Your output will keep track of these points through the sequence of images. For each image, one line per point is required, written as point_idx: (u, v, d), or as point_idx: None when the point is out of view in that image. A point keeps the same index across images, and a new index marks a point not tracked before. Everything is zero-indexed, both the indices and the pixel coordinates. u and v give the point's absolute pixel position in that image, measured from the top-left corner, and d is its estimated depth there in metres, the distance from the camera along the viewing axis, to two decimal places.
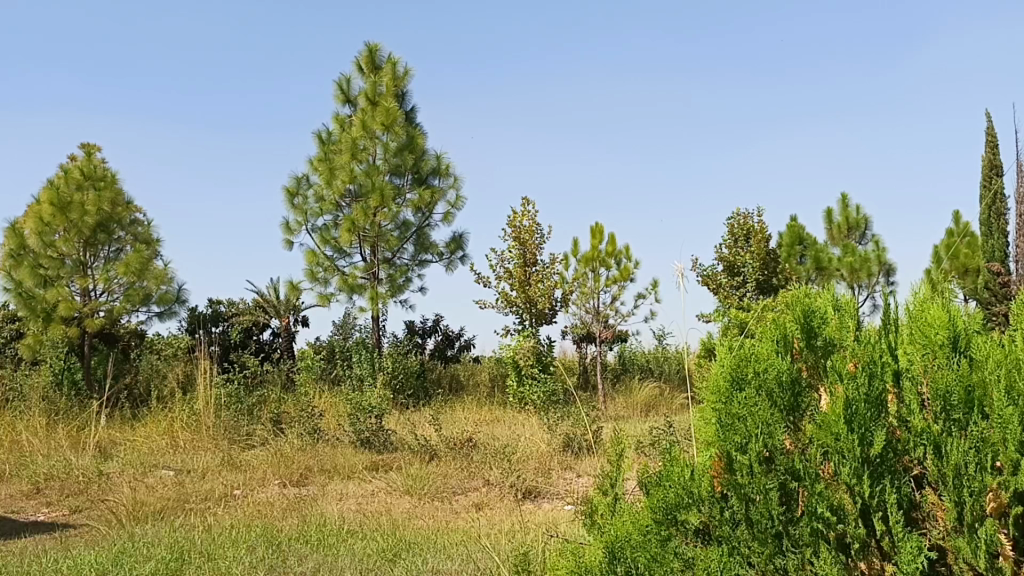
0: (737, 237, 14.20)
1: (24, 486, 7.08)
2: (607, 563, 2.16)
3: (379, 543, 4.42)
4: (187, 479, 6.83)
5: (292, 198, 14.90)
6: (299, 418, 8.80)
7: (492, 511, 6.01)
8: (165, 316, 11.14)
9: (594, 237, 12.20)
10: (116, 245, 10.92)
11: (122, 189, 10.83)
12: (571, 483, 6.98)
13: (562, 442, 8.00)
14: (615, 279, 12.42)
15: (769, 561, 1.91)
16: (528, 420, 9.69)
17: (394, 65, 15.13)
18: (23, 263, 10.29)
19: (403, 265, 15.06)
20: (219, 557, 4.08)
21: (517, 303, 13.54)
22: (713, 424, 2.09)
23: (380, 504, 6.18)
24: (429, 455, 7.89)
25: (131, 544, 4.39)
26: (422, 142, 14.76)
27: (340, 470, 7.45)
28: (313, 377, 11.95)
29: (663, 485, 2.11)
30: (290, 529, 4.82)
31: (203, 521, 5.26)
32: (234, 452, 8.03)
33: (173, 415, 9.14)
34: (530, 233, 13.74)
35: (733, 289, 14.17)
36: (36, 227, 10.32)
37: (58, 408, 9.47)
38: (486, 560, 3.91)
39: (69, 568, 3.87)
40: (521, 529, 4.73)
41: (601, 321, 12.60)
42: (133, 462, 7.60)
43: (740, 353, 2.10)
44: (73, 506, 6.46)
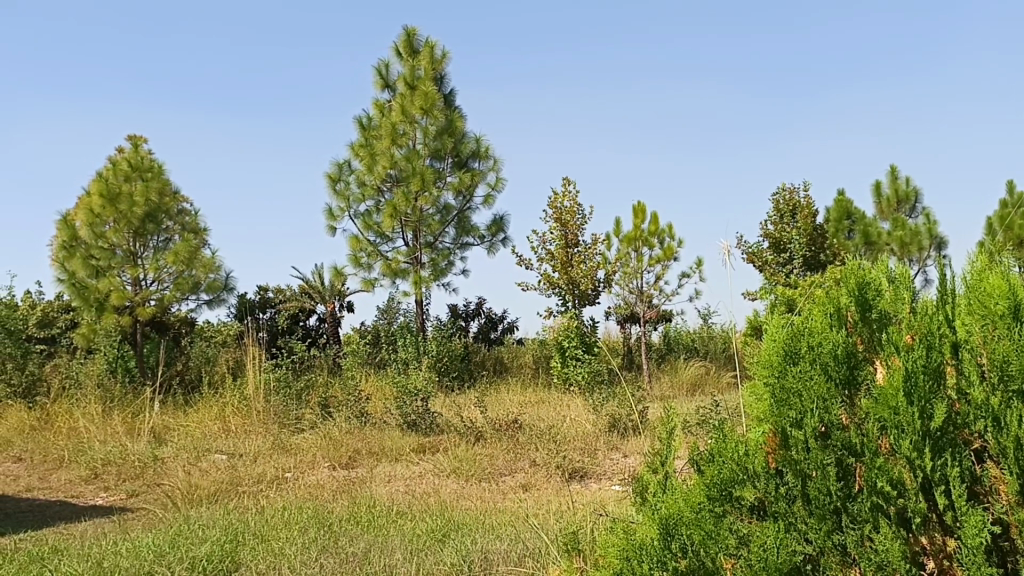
0: (783, 212, 14.15)
1: (83, 471, 7.29)
2: (660, 540, 2.12)
3: (429, 523, 4.48)
4: (239, 463, 6.96)
5: (335, 184, 15.02)
6: (345, 402, 8.93)
7: (540, 491, 6.04)
8: (214, 304, 11.32)
9: (636, 216, 12.10)
10: (164, 236, 11.10)
11: (169, 180, 11.02)
12: (617, 464, 6.97)
13: (608, 423, 7.99)
14: (659, 258, 12.32)
15: (828, 537, 1.89)
16: (574, 401, 9.70)
17: (432, 48, 15.15)
18: (75, 254, 10.48)
19: (445, 249, 15.09)
20: (272, 538, 4.16)
21: (560, 285, 13.53)
22: (765, 399, 2.08)
23: (428, 486, 6.24)
24: (475, 437, 7.92)
25: (187, 526, 4.49)
26: (462, 125, 14.78)
27: (388, 453, 7.53)
28: (359, 362, 12.08)
29: (715, 460, 2.10)
30: (341, 510, 4.89)
31: (256, 503, 5.36)
32: (284, 436, 8.16)
33: (225, 400, 9.32)
34: (570, 214, 13.68)
35: (780, 266, 14.18)
36: (86, 219, 10.53)
37: (113, 395, 9.69)
38: (534, 540, 3.94)
39: (128, 550, 3.97)
40: (570, 509, 4.72)
41: (645, 301, 12.51)
42: (187, 447, 7.75)
43: (792, 329, 2.07)
44: (130, 490, 6.63)
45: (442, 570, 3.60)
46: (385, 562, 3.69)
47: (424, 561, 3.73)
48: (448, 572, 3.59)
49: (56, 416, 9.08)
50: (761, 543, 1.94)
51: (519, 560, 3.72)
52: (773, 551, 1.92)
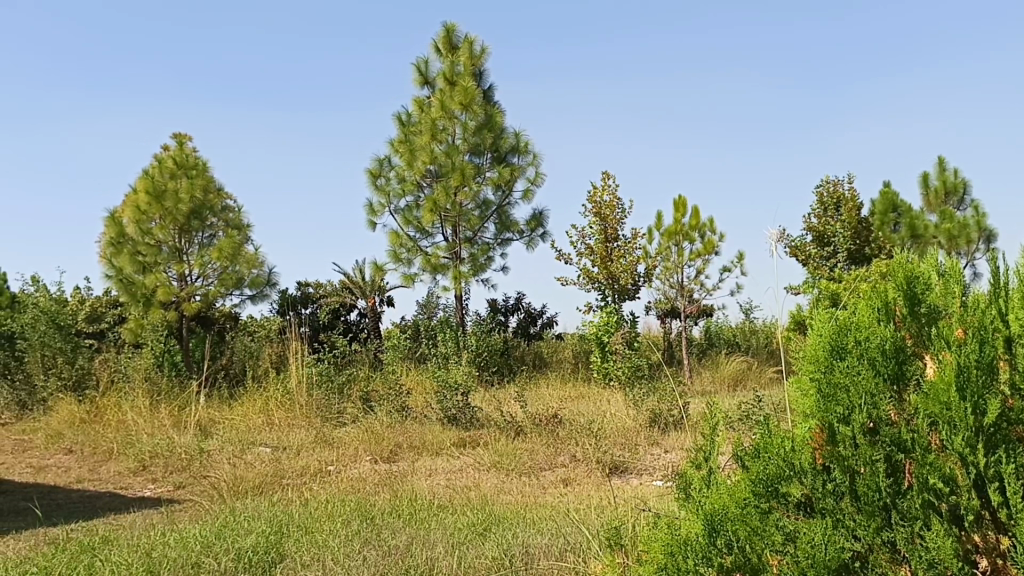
0: (827, 205, 14.01)
1: (131, 463, 7.46)
2: (706, 537, 2.11)
3: (470, 517, 4.50)
4: (283, 456, 7.06)
5: (375, 180, 15.12)
6: (387, 396, 9.01)
7: (580, 486, 6.02)
8: (257, 299, 11.47)
9: (677, 210, 12.01)
10: (209, 232, 11.28)
11: (213, 177, 11.19)
12: (658, 459, 6.94)
13: (649, 418, 7.95)
14: (700, 252, 12.21)
15: (876, 534, 1.87)
16: (614, 396, 9.68)
17: (471, 44, 15.17)
18: (123, 250, 10.70)
19: (485, 244, 15.10)
20: (316, 531, 4.22)
21: (599, 279, 13.47)
22: (811, 394, 2.06)
23: (469, 480, 6.27)
24: (515, 431, 7.93)
25: (233, 518, 4.57)
26: (501, 120, 14.76)
27: (429, 447, 7.58)
28: (399, 357, 12.16)
29: (761, 456, 2.09)
30: (383, 503, 4.94)
31: (300, 496, 5.43)
32: (326, 430, 8.25)
33: (268, 394, 9.46)
34: (610, 208, 13.61)
35: (823, 260, 13.92)
36: (133, 215, 10.72)
37: (160, 388, 9.87)
38: (576, 535, 3.94)
39: (176, 541, 4.04)
40: (611, 504, 4.71)
41: (686, 296, 12.42)
42: (232, 440, 7.88)
43: (839, 323, 2.05)
44: (177, 482, 6.76)
45: (485, 565, 3.61)
46: (427, 555, 3.72)
47: (465, 554, 3.74)
48: (491, 566, 3.60)
49: (106, 409, 9.28)
50: (809, 540, 1.91)
51: (561, 554, 3.73)
52: (820, 548, 1.89)
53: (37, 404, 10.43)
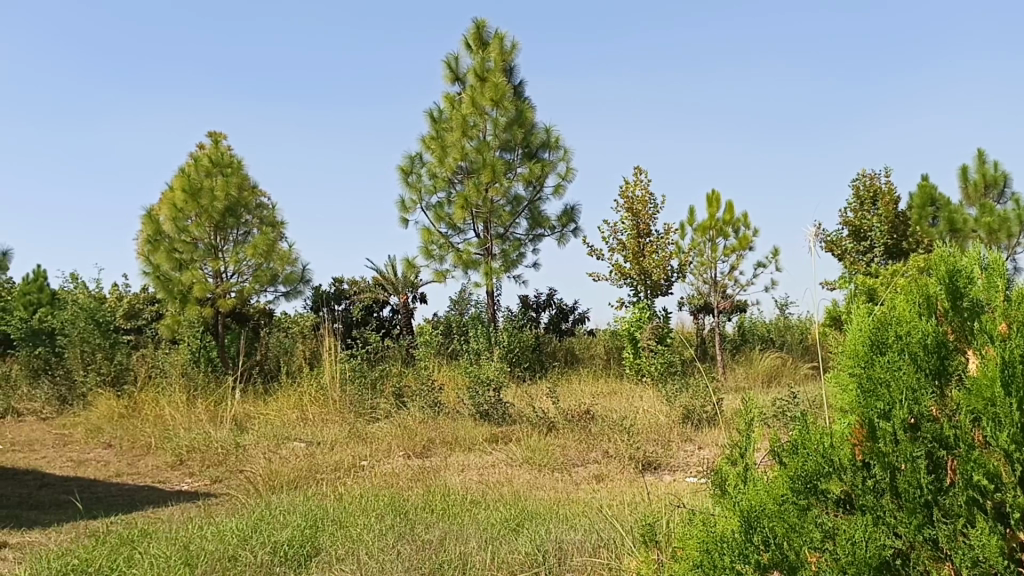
0: (863, 199, 13.83)
1: (169, 457, 7.57)
2: (743, 533, 2.10)
3: (503, 512, 4.51)
4: (317, 451, 7.12)
5: (407, 176, 15.18)
6: (419, 392, 9.06)
7: (613, 482, 6.01)
8: (291, 296, 11.56)
9: (711, 205, 11.91)
10: (244, 229, 11.39)
11: (248, 174, 11.31)
12: (691, 456, 6.90)
13: (682, 414, 7.90)
14: (734, 248, 12.10)
15: (917, 532, 1.85)
16: (647, 392, 9.63)
17: (501, 39, 15.17)
18: (160, 247, 10.85)
19: (516, 240, 15.10)
20: (350, 525, 4.25)
21: (631, 275, 13.41)
22: (850, 389, 2.03)
23: (501, 475, 6.28)
24: (548, 427, 7.93)
25: (269, 512, 4.62)
26: (532, 116, 14.74)
27: (461, 442, 7.60)
28: (432, 353, 12.21)
29: (799, 452, 2.07)
30: (417, 498, 4.97)
31: (335, 490, 5.48)
32: (360, 425, 8.31)
33: (303, 389, 9.55)
34: (643, 203, 13.54)
35: (860, 254, 13.83)
36: (170, 213, 10.86)
37: (197, 383, 10.01)
38: (608, 531, 3.93)
39: (214, 534, 4.09)
40: (644, 501, 4.70)
41: (720, 292, 12.33)
42: (267, 434, 7.97)
43: (879, 318, 2.02)
44: (214, 476, 6.86)
45: (518, 560, 3.62)
46: (461, 550, 3.73)
47: (498, 549, 3.75)
48: (524, 562, 3.61)
49: (144, 403, 9.43)
50: (849, 536, 1.89)
51: (594, 551, 3.72)
52: (860, 545, 1.88)
53: (77, 399, 10.63)
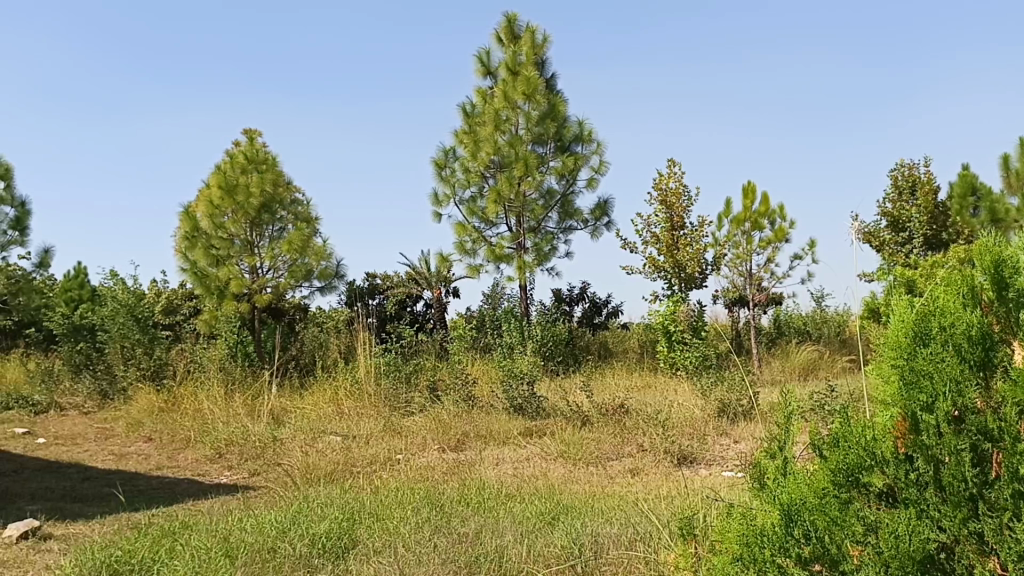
0: (902, 189, 13.58)
1: (208, 450, 7.68)
2: (784, 526, 2.08)
3: (538, 505, 4.52)
4: (353, 445, 7.18)
5: (440, 171, 15.23)
6: (454, 386, 9.11)
7: (648, 476, 5.99)
8: (326, 291, 11.66)
9: (746, 196, 11.80)
10: (279, 225, 11.50)
11: (283, 170, 11.42)
12: (728, 450, 6.86)
13: (717, 409, 7.84)
14: (770, 240, 11.98)
15: (962, 525, 1.83)
16: (681, 386, 9.59)
17: (533, 33, 15.15)
18: (198, 244, 10.97)
19: (549, 234, 15.07)
20: (387, 518, 4.28)
21: (665, 268, 13.34)
22: (892, 381, 2.02)
23: (536, 469, 6.29)
24: (582, 421, 7.93)
25: (307, 505, 4.67)
26: (564, 109, 14.69)
27: (496, 436, 7.62)
28: (465, 347, 12.26)
29: (841, 445, 2.04)
30: (452, 492, 4.99)
31: (371, 484, 5.53)
32: (395, 419, 8.37)
33: (338, 383, 9.64)
34: (676, 195, 13.44)
35: (899, 246, 13.56)
36: (207, 210, 11.00)
37: (234, 377, 10.16)
38: (644, 525, 3.92)
39: (253, 527, 4.14)
40: (680, 494, 4.69)
41: (755, 285, 12.21)
42: (303, 428, 8.05)
43: (921, 308, 2.00)
44: (252, 469, 6.96)
45: (554, 553, 3.63)
46: (498, 543, 3.74)
47: (534, 542, 3.77)
48: (560, 555, 3.61)
49: (182, 398, 9.58)
50: (891, 531, 1.87)
51: (630, 545, 3.72)
52: (904, 539, 1.86)
53: (118, 394, 10.84)
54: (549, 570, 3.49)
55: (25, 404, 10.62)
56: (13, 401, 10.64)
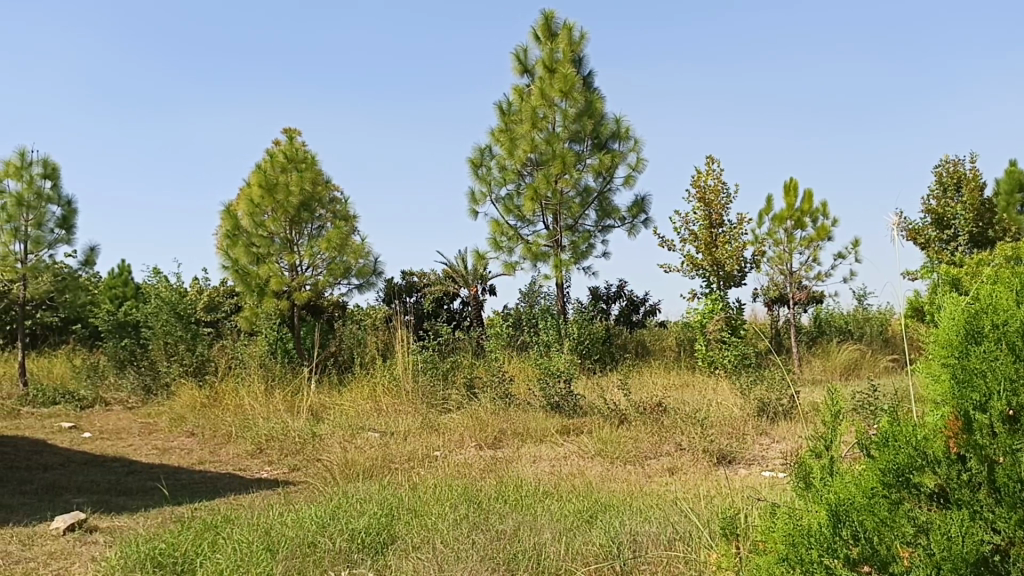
0: (946, 186, 13.41)
1: (248, 446, 7.78)
2: (832, 527, 2.06)
3: (576, 503, 4.52)
4: (391, 441, 7.22)
5: (477, 169, 15.26)
6: (490, 383, 9.12)
7: (686, 475, 5.95)
8: (364, 288, 11.73)
9: (788, 193, 11.65)
10: (318, 223, 11.62)
11: (321, 169, 11.51)
12: (767, 450, 6.80)
13: (757, 408, 7.76)
14: (812, 238, 11.82)
15: (1017, 527, 1.82)
16: (720, 385, 9.51)
17: (570, 30, 15.09)
18: (238, 242, 11.10)
19: (586, 231, 15.03)
20: (425, 514, 4.30)
21: (703, 266, 13.23)
22: (942, 380, 1.99)
23: (573, 467, 6.27)
24: (619, 419, 7.89)
25: (346, 500, 4.71)
26: (602, 107, 14.62)
27: (533, 434, 7.62)
28: (502, 345, 12.27)
29: (891, 444, 2.00)
30: (490, 489, 5.00)
31: (409, 480, 5.56)
32: (433, 416, 8.42)
33: (376, 380, 9.70)
34: (715, 192, 13.29)
35: (944, 243, 13.38)
36: (247, 209, 11.15)
37: (274, 373, 10.29)
38: (683, 524, 3.89)
39: (293, 522, 4.18)
40: (720, 494, 4.65)
41: (795, 284, 12.04)
42: (342, 424, 8.13)
43: (973, 306, 1.98)
44: (292, 465, 7.04)
45: (593, 551, 3.62)
46: (536, 541, 3.74)
47: (573, 540, 3.76)
48: (599, 554, 3.60)
49: (224, 394, 9.71)
50: (943, 532, 1.86)
51: (670, 544, 3.69)
52: (956, 540, 1.85)
53: (161, 389, 11.01)
54: (587, 569, 3.48)
55: (72, 398, 10.84)
56: (60, 396, 10.87)
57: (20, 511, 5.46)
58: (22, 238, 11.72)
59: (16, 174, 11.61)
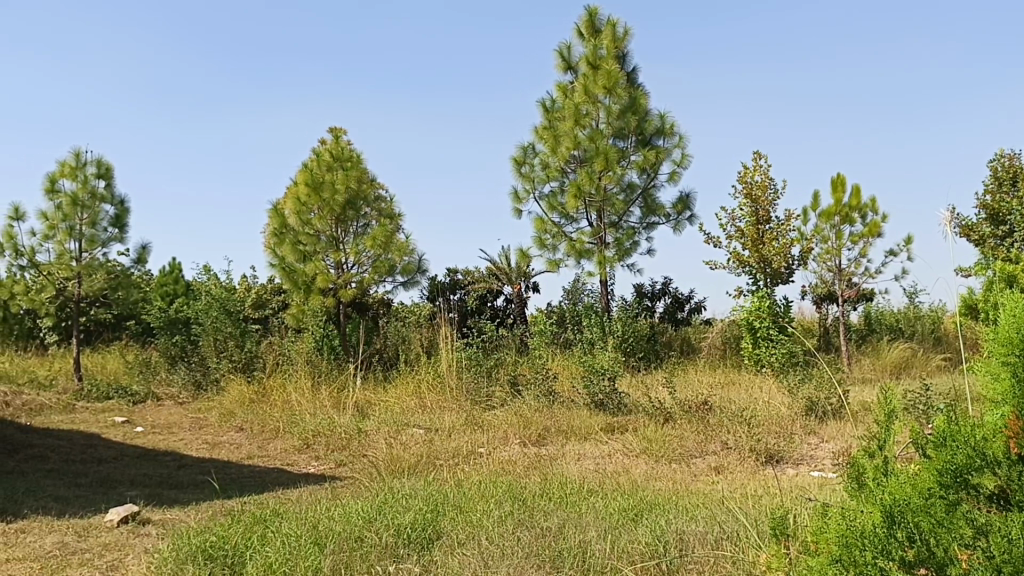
0: (1001, 180, 13.07)
1: (297, 441, 7.90)
2: (886, 528, 2.02)
3: (621, 501, 4.51)
4: (436, 437, 7.27)
5: (519, 167, 15.25)
6: (534, 380, 9.13)
7: (732, 474, 5.89)
8: (408, 286, 11.80)
9: (836, 189, 11.47)
10: (363, 221, 11.71)
11: (367, 168, 11.59)
12: (816, 449, 6.70)
13: (806, 407, 7.66)
14: (861, 235, 11.61)
15: None
16: (767, 383, 9.38)
17: (614, 26, 15.03)
18: (286, 240, 11.25)
19: (630, 228, 14.94)
20: (471, 511, 4.32)
21: (750, 263, 13.07)
22: (1004, 380, 2.02)
23: (618, 465, 6.25)
24: (664, 418, 7.83)
25: (393, 495, 4.75)
26: (646, 103, 14.52)
27: (578, 431, 7.61)
28: (546, 342, 12.27)
29: (948, 444, 1.98)
30: (534, 486, 5.00)
31: (454, 476, 5.59)
32: (477, 413, 8.44)
33: (421, 376, 9.78)
34: (762, 188, 13.13)
35: (999, 239, 13.07)
36: (294, 207, 11.32)
37: (320, 370, 10.43)
38: (731, 524, 3.84)
39: (341, 516, 4.23)
40: (769, 493, 4.59)
41: (845, 281, 11.83)
42: (387, 420, 8.20)
43: None
44: (338, 460, 7.13)
45: (639, 549, 3.60)
46: (581, 538, 3.73)
47: (618, 539, 3.74)
48: (645, 552, 3.59)
49: (272, 389, 9.87)
50: (1005, 534, 1.82)
51: (717, 543, 3.66)
52: (1018, 542, 1.80)
53: (211, 384, 11.22)
54: (633, 568, 3.47)
55: (125, 394, 11.09)
56: (113, 391, 11.11)
57: (75, 502, 5.60)
58: (77, 237, 12.01)
59: (71, 174, 11.90)
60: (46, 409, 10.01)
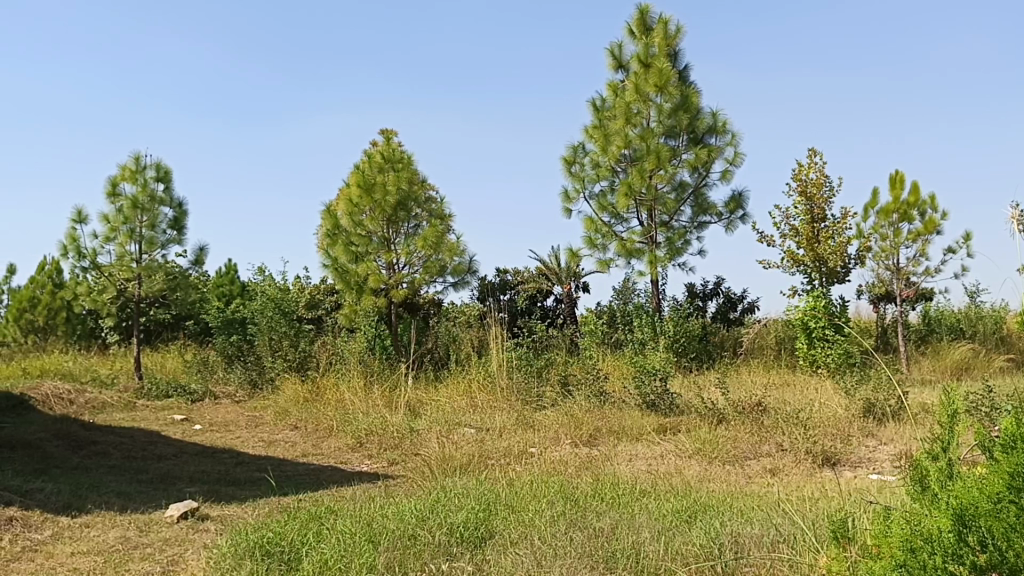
0: None
1: (350, 439, 7.99)
2: (956, 531, 1.97)
3: (674, 502, 4.47)
4: (487, 437, 7.29)
5: (570, 166, 15.22)
6: (585, 381, 9.10)
7: (789, 476, 5.81)
8: (459, 286, 11.83)
9: (893, 185, 11.23)
10: (415, 222, 11.80)
11: (418, 169, 11.67)
12: (875, 452, 6.55)
13: (863, 408, 7.51)
14: (920, 232, 11.34)
15: None
16: (824, 384, 9.23)
17: (666, 24, 14.91)
18: (338, 241, 11.40)
19: (681, 228, 14.81)
20: (523, 510, 4.33)
21: (805, 262, 12.86)
22: None
23: (670, 466, 6.22)
24: (718, 419, 7.75)
25: (444, 494, 4.78)
26: (698, 100, 14.37)
27: (629, 432, 7.58)
28: (596, 343, 12.26)
29: (1020, 447, 1.93)
30: (585, 486, 4.99)
31: (506, 475, 5.62)
32: (528, 412, 8.46)
33: (472, 376, 9.83)
34: (817, 186, 12.92)
35: None
36: (347, 208, 11.46)
37: (373, 369, 10.54)
38: (789, 528, 3.77)
39: (393, 514, 4.27)
40: (826, 496, 4.50)
41: (903, 279, 11.57)
42: (438, 420, 8.26)
43: None
44: (391, 458, 7.21)
45: (693, 551, 3.57)
46: (634, 539, 3.71)
47: (672, 540, 3.72)
48: (700, 554, 3.55)
49: (325, 389, 9.99)
50: None
51: (773, 547, 3.61)
52: None
53: (266, 383, 11.44)
54: (687, 569, 3.44)
55: (183, 392, 11.33)
56: (172, 389, 11.37)
57: (137, 498, 5.75)
58: (137, 239, 12.32)
59: (132, 178, 12.20)
60: (108, 407, 10.26)
